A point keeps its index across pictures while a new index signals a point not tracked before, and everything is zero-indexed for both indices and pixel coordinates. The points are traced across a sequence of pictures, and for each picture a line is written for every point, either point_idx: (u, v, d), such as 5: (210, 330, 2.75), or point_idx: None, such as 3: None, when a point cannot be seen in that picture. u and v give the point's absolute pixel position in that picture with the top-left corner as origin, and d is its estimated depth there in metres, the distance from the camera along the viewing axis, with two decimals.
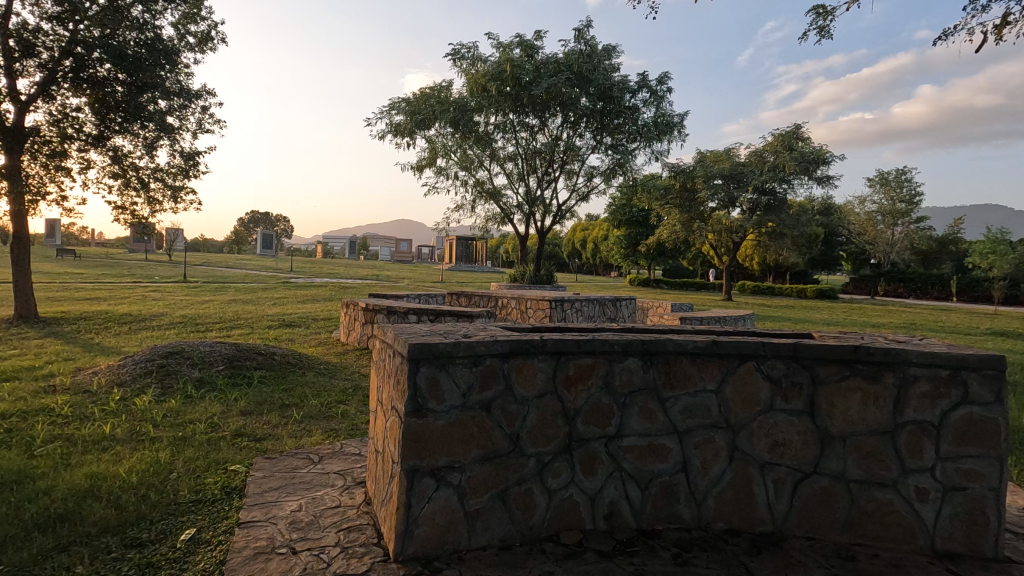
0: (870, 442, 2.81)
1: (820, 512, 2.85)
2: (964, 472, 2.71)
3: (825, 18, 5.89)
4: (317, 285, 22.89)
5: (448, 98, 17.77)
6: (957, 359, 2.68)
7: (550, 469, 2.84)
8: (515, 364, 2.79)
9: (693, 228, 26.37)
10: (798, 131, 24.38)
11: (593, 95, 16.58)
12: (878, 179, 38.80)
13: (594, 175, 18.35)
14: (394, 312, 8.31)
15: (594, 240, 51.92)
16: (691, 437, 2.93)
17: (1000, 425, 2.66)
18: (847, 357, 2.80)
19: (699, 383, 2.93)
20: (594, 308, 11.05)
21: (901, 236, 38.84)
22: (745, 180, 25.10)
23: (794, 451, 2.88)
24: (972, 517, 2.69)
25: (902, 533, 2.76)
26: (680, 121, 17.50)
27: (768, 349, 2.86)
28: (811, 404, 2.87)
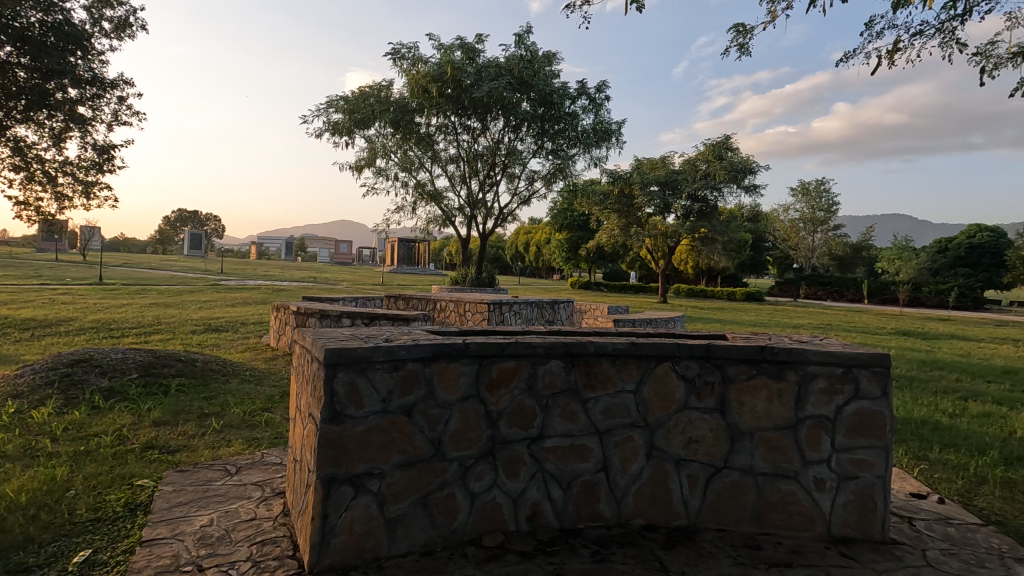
0: (775, 437, 2.98)
1: (729, 505, 3.00)
2: (856, 462, 2.93)
3: (745, 36, 6.23)
4: (249, 288, 21.90)
5: (388, 98, 17.54)
6: (850, 358, 2.90)
7: (472, 472, 2.84)
8: (437, 368, 2.77)
9: (631, 232, 27.27)
10: (728, 142, 25.64)
11: (534, 101, 16.77)
12: (800, 189, 40.95)
13: (535, 179, 18.60)
14: (326, 316, 8.08)
15: (536, 243, 52.52)
16: (611, 437, 3.01)
17: (886, 418, 2.90)
18: (754, 357, 2.96)
19: (619, 384, 3.02)
20: (532, 311, 11.21)
21: (820, 242, 41.59)
22: (679, 187, 26.25)
23: (706, 447, 3.02)
24: (864, 503, 2.91)
25: (803, 521, 2.94)
26: (618, 128, 17.98)
27: (683, 350, 2.98)
28: (721, 402, 3.01)
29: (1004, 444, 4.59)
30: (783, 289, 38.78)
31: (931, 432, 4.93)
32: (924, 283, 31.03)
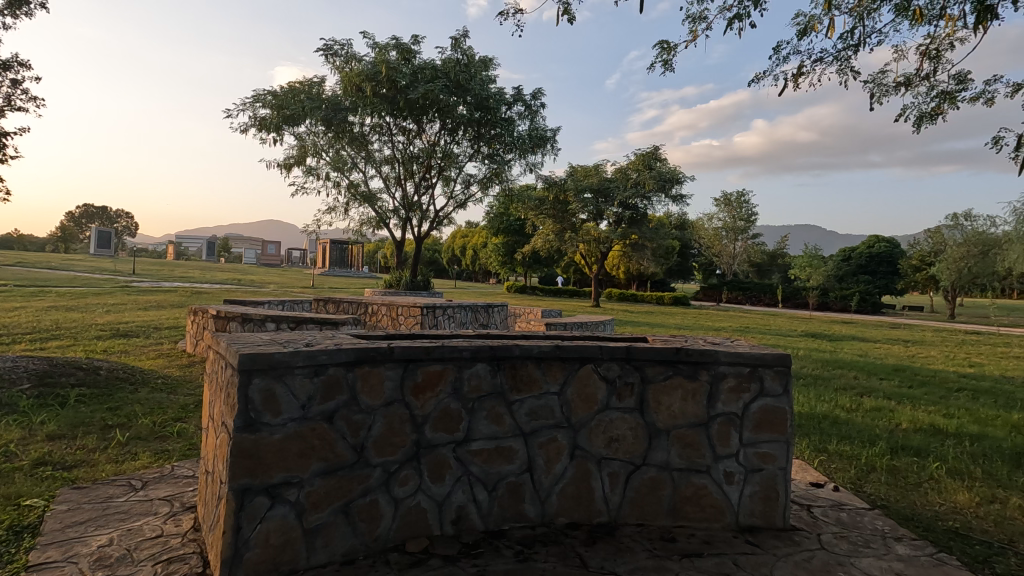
0: (690, 434, 3.15)
1: (647, 500, 3.13)
2: (761, 455, 3.14)
3: (669, 53, 6.54)
4: (163, 290, 20.52)
5: (320, 95, 17.01)
6: (756, 358, 3.11)
7: (396, 478, 2.81)
8: (361, 372, 2.73)
9: (565, 237, 27.86)
10: (657, 152, 26.73)
11: (470, 105, 16.76)
12: (723, 200, 43.43)
13: (471, 183, 18.60)
14: (249, 320, 7.69)
15: (473, 247, 52.48)
16: (536, 438, 3.07)
17: (787, 414, 3.13)
18: (670, 358, 3.12)
19: (544, 386, 3.08)
20: (467, 315, 11.20)
21: (740, 250, 44.17)
22: (611, 194, 27.10)
23: (626, 445, 3.14)
24: (768, 494, 3.12)
25: (714, 513, 3.12)
26: (553, 135, 18.30)
27: (604, 352, 3.09)
28: (640, 401, 3.14)
29: (891, 435, 5.07)
30: (706, 294, 40.03)
31: (831, 426, 5.36)
32: (831, 289, 33.67)
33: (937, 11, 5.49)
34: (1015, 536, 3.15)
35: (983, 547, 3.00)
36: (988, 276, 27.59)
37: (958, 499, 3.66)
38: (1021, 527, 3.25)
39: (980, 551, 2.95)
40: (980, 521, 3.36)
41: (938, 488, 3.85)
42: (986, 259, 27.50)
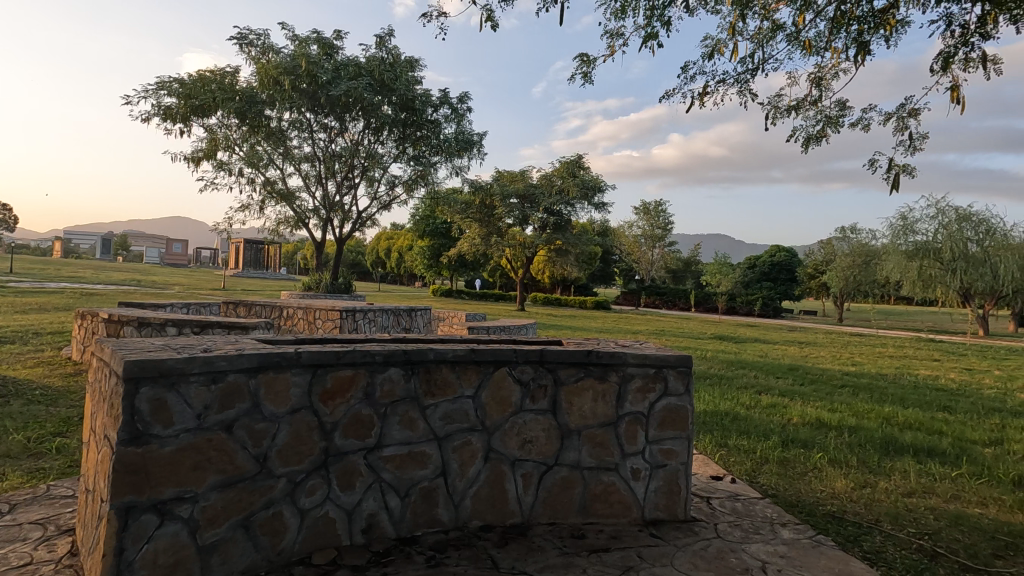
0: (599, 433, 3.26)
1: (559, 499, 3.22)
2: (665, 451, 3.32)
3: (588, 66, 6.77)
4: (46, 292, 18.51)
5: (233, 85, 16.06)
6: (661, 360, 3.28)
7: (302, 488, 2.70)
8: (265, 379, 2.61)
9: (491, 241, 27.99)
10: (580, 160, 27.57)
11: (395, 105, 16.45)
12: (642, 208, 45.87)
13: (396, 184, 18.27)
14: (146, 324, 7.10)
15: (398, 249, 51.53)
16: (450, 441, 3.06)
17: (688, 412, 3.33)
18: (582, 360, 3.22)
19: (459, 389, 3.09)
20: (388, 318, 10.97)
21: (658, 256, 46.37)
22: (537, 200, 27.62)
23: (539, 447, 3.21)
24: (671, 488, 3.31)
25: (623, 508, 3.26)
26: (479, 139, 18.34)
27: (519, 355, 3.15)
28: (553, 403, 3.22)
29: (783, 429, 5.51)
30: (626, 298, 42.09)
31: (731, 422, 5.75)
32: (737, 295, 36.13)
33: (824, 44, 6.07)
34: (880, 515, 3.53)
35: (854, 527, 3.34)
36: (870, 283, 30.74)
37: (836, 485, 4.05)
38: (885, 508, 3.65)
39: (851, 531, 3.28)
40: (853, 504, 3.73)
41: (819, 476, 4.23)
42: (868, 268, 30.62)
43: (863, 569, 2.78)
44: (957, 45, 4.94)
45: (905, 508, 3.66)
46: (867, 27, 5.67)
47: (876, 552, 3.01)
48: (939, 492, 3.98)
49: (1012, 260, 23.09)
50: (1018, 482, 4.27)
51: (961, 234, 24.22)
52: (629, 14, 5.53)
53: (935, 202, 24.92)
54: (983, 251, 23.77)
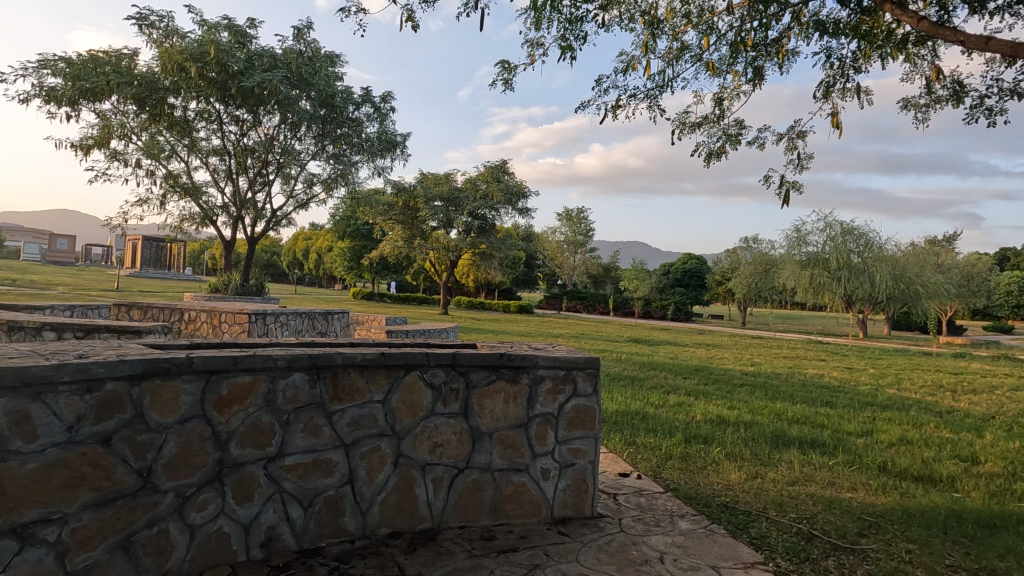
0: (510, 435, 3.31)
1: (470, 502, 3.23)
2: (573, 451, 3.42)
3: (508, 73, 6.87)
4: None
5: (130, 69, 14.76)
6: (570, 362, 3.38)
7: (193, 503, 2.53)
8: (150, 387, 2.43)
9: (414, 244, 27.62)
10: (505, 166, 27.85)
11: (313, 100, 15.78)
12: (564, 215, 47.02)
13: (314, 182, 17.56)
14: (18, 328, 6.37)
15: (316, 250, 49.56)
16: (357, 448, 2.99)
17: (596, 412, 3.45)
18: (494, 363, 3.26)
19: (367, 394, 3.02)
20: (302, 322, 10.51)
21: (580, 262, 47.74)
22: (461, 204, 27.56)
23: (450, 450, 3.20)
24: (579, 486, 3.41)
25: (532, 508, 3.33)
26: (402, 140, 18.06)
27: (431, 358, 3.13)
28: (465, 406, 3.23)
29: (686, 426, 5.85)
30: (548, 302, 42.88)
31: (640, 421, 6.03)
32: (652, 300, 37.89)
33: (726, 67, 6.54)
34: (767, 503, 3.84)
35: (744, 515, 3.60)
36: (769, 290, 33.28)
37: (731, 477, 4.35)
38: (772, 496, 3.98)
39: (741, 519, 3.54)
40: (744, 494, 4.03)
41: (716, 470, 4.53)
42: (767, 275, 33.17)
43: (749, 554, 3.00)
44: (836, 77, 5.49)
45: (788, 496, 3.99)
46: (762, 54, 6.18)
47: (762, 537, 3.27)
48: (818, 480, 4.39)
49: (886, 271, 25.89)
50: (883, 468, 4.80)
51: (845, 246, 26.86)
52: (547, 26, 5.67)
53: (824, 216, 27.45)
54: (862, 262, 26.49)
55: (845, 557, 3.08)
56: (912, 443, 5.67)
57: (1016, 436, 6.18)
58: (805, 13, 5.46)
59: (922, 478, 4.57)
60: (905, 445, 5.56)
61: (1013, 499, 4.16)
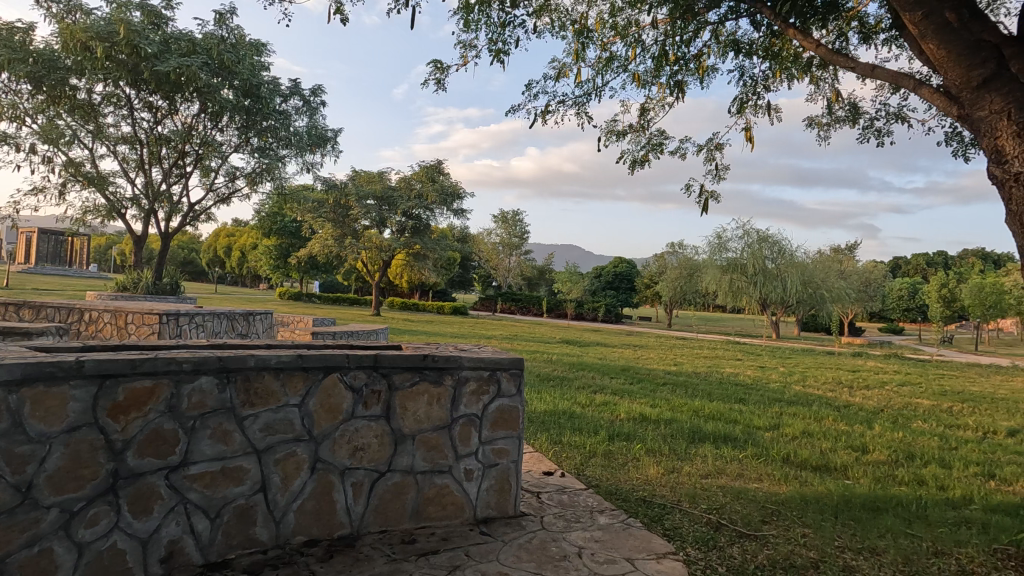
0: (434, 437, 3.29)
1: (391, 506, 3.18)
2: (497, 451, 3.45)
3: (441, 73, 6.83)
4: None
5: (25, 44, 13.42)
6: (494, 363, 3.41)
7: (81, 519, 2.36)
8: (31, 394, 2.25)
9: (345, 243, 26.81)
10: (440, 166, 27.62)
11: (237, 90, 14.90)
12: (500, 217, 47.27)
13: (236, 176, 16.66)
14: None
15: (239, 248, 47.01)
16: (271, 454, 2.87)
17: (519, 412, 3.49)
18: (418, 365, 3.22)
19: (282, 398, 2.90)
20: (220, 323, 9.93)
21: (514, 264, 48.10)
22: (394, 203, 27.09)
23: (371, 453, 3.14)
24: (502, 485, 3.44)
25: (455, 509, 3.32)
26: (333, 136, 17.49)
27: (351, 360, 3.05)
28: (387, 408, 3.18)
29: (610, 424, 6.05)
30: (483, 304, 42.87)
31: (567, 420, 6.16)
32: (584, 302, 38.80)
33: (651, 79, 6.82)
34: (682, 496, 4.03)
35: (659, 508, 3.77)
36: (693, 293, 34.95)
37: (650, 472, 4.54)
38: (686, 489, 4.18)
39: (657, 512, 3.70)
40: (661, 487, 4.21)
41: (636, 465, 4.71)
42: (691, 279, 34.85)
43: (661, 544, 3.15)
44: (749, 94, 5.87)
45: (700, 488, 4.21)
46: (683, 69, 6.50)
47: (675, 529, 3.43)
48: (728, 472, 4.66)
49: (796, 276, 27.91)
50: (786, 459, 5.16)
51: (761, 253, 28.69)
52: (477, 29, 5.68)
53: (742, 224, 29.22)
54: (776, 268, 28.36)
55: (748, 543, 3.30)
56: (812, 435, 6.14)
57: (900, 426, 6.84)
58: (723, 32, 5.80)
59: (819, 467, 4.96)
60: (807, 437, 6.02)
61: (894, 484, 4.61)
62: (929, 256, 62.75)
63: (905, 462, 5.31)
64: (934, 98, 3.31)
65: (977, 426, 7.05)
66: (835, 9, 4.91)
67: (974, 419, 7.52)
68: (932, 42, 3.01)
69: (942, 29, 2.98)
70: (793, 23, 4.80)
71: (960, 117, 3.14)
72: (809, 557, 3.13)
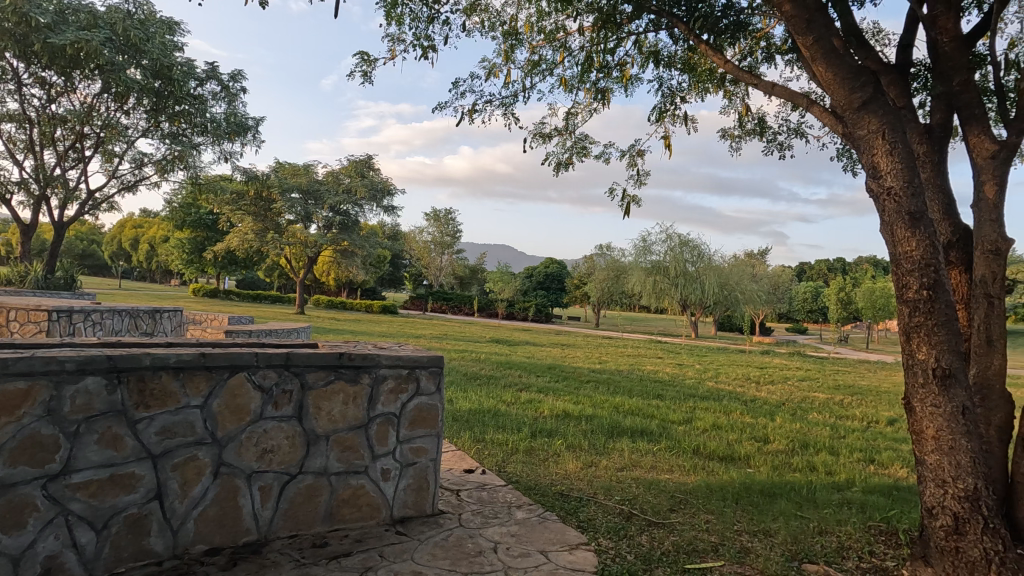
0: (348, 437, 3.21)
1: (302, 509, 3.07)
2: (415, 449, 3.42)
3: (369, 66, 6.68)
4: None
5: None
6: (414, 361, 3.37)
7: None
8: None
9: (267, 238, 25.54)
10: (370, 161, 26.92)
11: (146, 70, 13.74)
12: (432, 215, 46.70)
13: (144, 163, 15.44)
14: None
15: (147, 240, 43.59)
16: (168, 459, 2.71)
17: (439, 411, 3.48)
18: (333, 363, 3.13)
19: (182, 399, 2.74)
20: (121, 321, 9.18)
21: (446, 263, 47.68)
22: (321, 197, 26.16)
23: (280, 456, 3.02)
24: (420, 484, 3.41)
25: (371, 510, 3.26)
26: (254, 125, 16.52)
27: (260, 359, 2.93)
28: (298, 408, 3.07)
29: (534, 421, 6.16)
30: (414, 303, 42.23)
31: (491, 418, 6.21)
32: (515, 301, 39.13)
33: (577, 84, 6.99)
34: (598, 489, 4.17)
35: (575, 501, 3.88)
36: (619, 293, 36.16)
37: (568, 467, 4.67)
38: (602, 482, 4.33)
39: (572, 505, 3.81)
40: (578, 481, 4.34)
41: (556, 461, 4.81)
42: (618, 281, 36.04)
43: (575, 536, 3.24)
44: (667, 103, 6.16)
45: (615, 481, 4.38)
46: (608, 76, 6.71)
47: (588, 520, 3.54)
48: (643, 464, 4.87)
49: (713, 279, 29.51)
50: (697, 450, 5.46)
51: (682, 256, 30.16)
52: (403, 24, 5.60)
53: (666, 229, 30.55)
54: (696, 271, 29.89)
55: (656, 531, 3.46)
56: (720, 427, 6.53)
57: (798, 418, 7.42)
58: (644, 44, 6.05)
59: (725, 457, 5.29)
60: (716, 430, 6.40)
61: (790, 471, 5.00)
62: (830, 262, 68.29)
63: (800, 450, 5.77)
64: (823, 117, 3.61)
65: (864, 417, 7.77)
66: (743, 29, 5.26)
67: (861, 410, 8.29)
68: (821, 65, 3.29)
69: (829, 54, 3.27)
70: (707, 39, 5.09)
71: (845, 135, 3.44)
72: (710, 541, 3.33)
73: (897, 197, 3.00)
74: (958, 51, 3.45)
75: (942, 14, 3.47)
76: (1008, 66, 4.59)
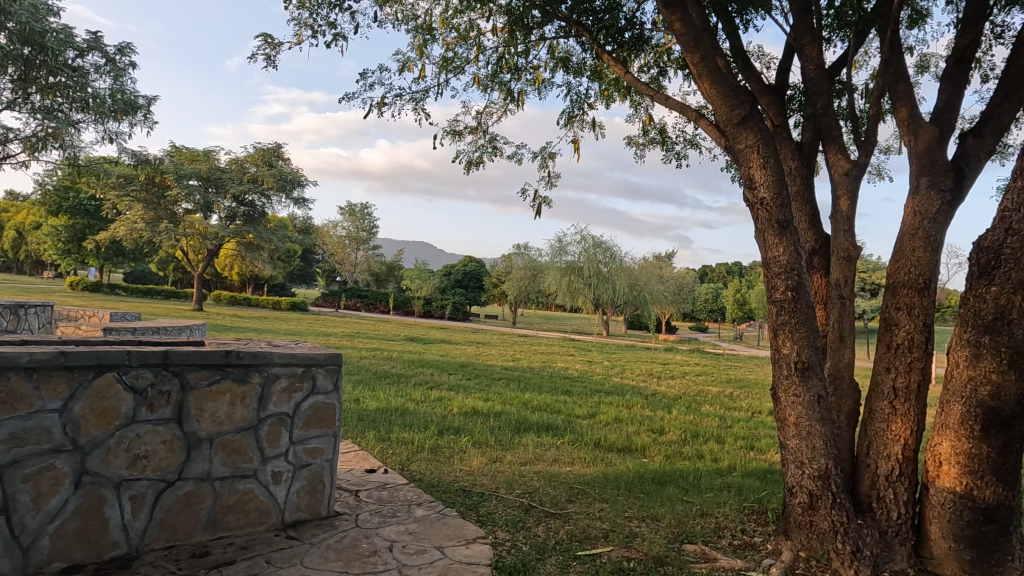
0: (235, 439, 3.04)
1: (181, 518, 2.87)
2: (310, 451, 3.31)
3: (272, 49, 6.37)
4: None
5: None
6: (309, 359, 3.25)
7: None
8: None
9: (159, 228, 23.44)
10: (279, 150, 25.48)
11: (11, 34, 12.06)
12: (346, 209, 44.69)
13: (10, 138, 13.65)
14: None
15: (14, 227, 38.57)
16: (18, 469, 2.46)
17: (336, 410, 3.38)
18: (218, 362, 2.95)
19: (36, 402, 2.49)
20: None
21: (361, 259, 45.82)
22: (223, 185, 24.54)
23: (156, 461, 2.80)
24: (314, 486, 3.30)
25: (260, 516, 3.12)
26: (145, 104, 15.04)
27: (134, 358, 2.70)
28: (178, 410, 2.87)
29: (441, 419, 6.15)
30: (326, 300, 40.58)
31: (398, 417, 6.12)
32: (433, 300, 38.74)
33: (491, 84, 7.02)
34: (500, 484, 4.24)
35: (476, 496, 3.92)
36: (536, 292, 36.85)
37: (472, 463, 4.70)
38: (504, 477, 4.41)
39: (473, 500, 3.86)
40: (481, 477, 4.40)
41: (461, 458, 4.84)
42: (535, 280, 36.74)
43: (472, 530, 3.28)
44: (575, 108, 6.36)
45: (518, 475, 4.49)
46: (520, 79, 6.82)
47: (488, 514, 3.60)
48: (545, 458, 5.01)
49: (624, 279, 30.82)
50: (598, 443, 5.70)
51: (596, 256, 31.33)
52: (306, 9, 5.38)
53: (581, 231, 31.60)
54: (609, 271, 31.08)
55: (552, 521, 3.58)
56: (621, 421, 6.86)
57: (691, 410, 7.94)
58: (554, 50, 6.21)
59: (623, 449, 5.56)
60: (617, 423, 6.71)
61: (680, 459, 5.36)
62: (728, 265, 73.64)
63: (691, 440, 6.20)
64: (710, 130, 3.89)
65: (749, 408, 8.46)
66: (645, 43, 5.54)
67: (746, 402, 9.02)
68: (707, 82, 3.53)
69: (713, 71, 3.52)
70: (610, 49, 5.34)
71: (726, 147, 3.73)
72: (601, 528, 3.49)
73: (768, 207, 3.31)
74: (821, 78, 3.86)
75: (809, 43, 3.87)
76: (864, 94, 5.19)
